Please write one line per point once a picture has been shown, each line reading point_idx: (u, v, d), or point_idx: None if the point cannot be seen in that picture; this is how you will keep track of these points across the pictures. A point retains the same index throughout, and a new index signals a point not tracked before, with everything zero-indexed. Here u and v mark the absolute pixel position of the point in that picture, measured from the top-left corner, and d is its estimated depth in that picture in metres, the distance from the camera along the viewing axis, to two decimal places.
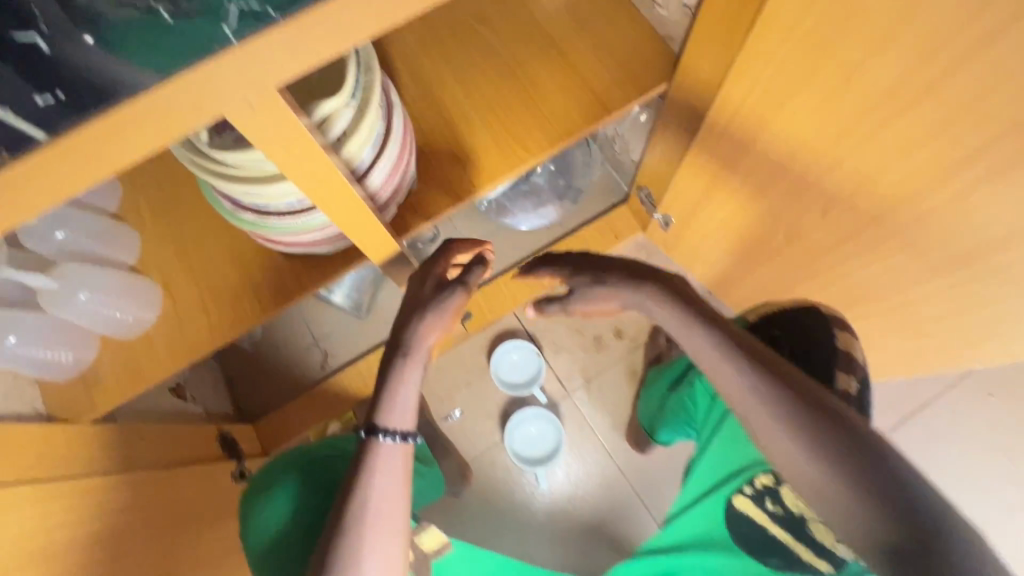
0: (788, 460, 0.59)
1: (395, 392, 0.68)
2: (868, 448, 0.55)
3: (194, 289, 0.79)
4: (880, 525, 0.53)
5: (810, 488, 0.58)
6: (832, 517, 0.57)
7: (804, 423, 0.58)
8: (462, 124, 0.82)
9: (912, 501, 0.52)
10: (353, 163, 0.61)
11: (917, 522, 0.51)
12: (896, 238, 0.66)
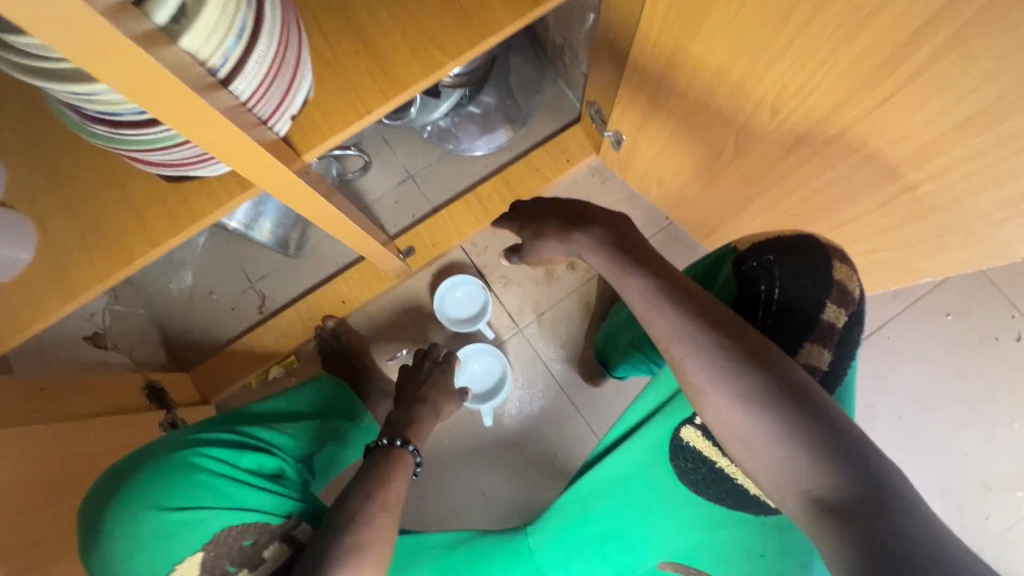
0: (713, 406, 0.52)
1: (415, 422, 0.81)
2: (799, 392, 0.49)
3: (72, 222, 0.69)
4: (807, 471, 0.46)
5: (734, 438, 0.51)
6: (755, 468, 0.50)
7: (734, 366, 0.52)
8: (367, 21, 0.70)
9: (846, 446, 0.46)
10: (209, 59, 0.50)
11: (850, 465, 0.45)
12: (847, 137, 0.59)
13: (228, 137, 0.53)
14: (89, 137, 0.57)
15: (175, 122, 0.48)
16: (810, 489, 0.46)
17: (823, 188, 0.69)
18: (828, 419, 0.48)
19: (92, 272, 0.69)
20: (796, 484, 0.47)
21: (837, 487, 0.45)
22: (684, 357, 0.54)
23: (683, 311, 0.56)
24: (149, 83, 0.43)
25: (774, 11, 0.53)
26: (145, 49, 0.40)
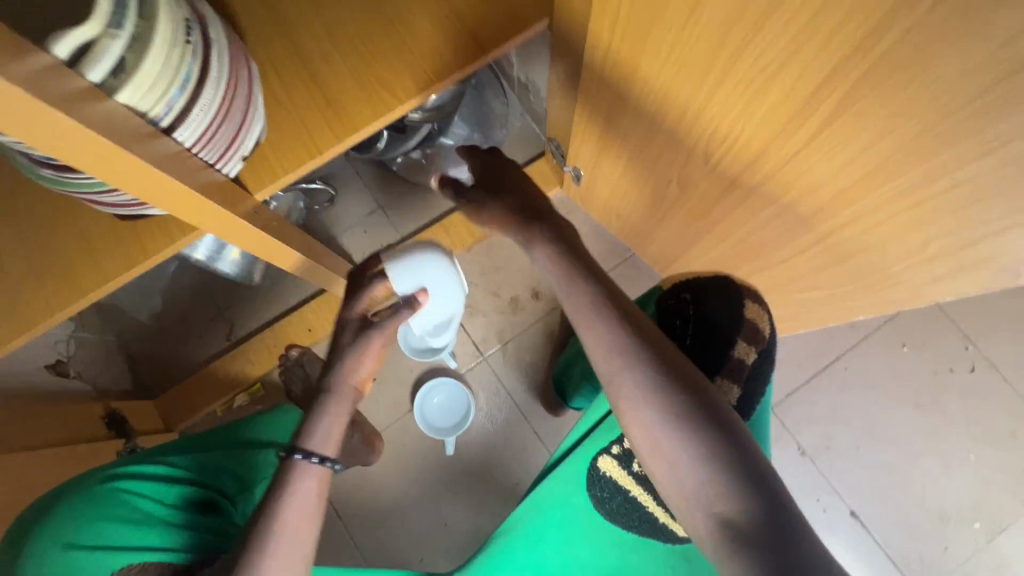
0: (643, 427, 0.50)
1: (317, 423, 0.73)
2: (724, 420, 0.49)
3: (28, 258, 0.70)
4: (726, 497, 0.47)
5: (658, 459, 0.50)
6: (676, 494, 0.49)
7: (666, 386, 0.50)
8: (322, 65, 0.73)
9: (763, 477, 0.47)
10: (156, 107, 0.53)
11: (766, 494, 0.46)
12: (769, 183, 0.61)
13: (162, 181, 0.53)
14: (40, 181, 0.59)
15: (102, 174, 0.48)
16: (726, 517, 0.46)
17: (759, 228, 0.71)
18: (748, 446, 0.48)
19: (44, 306, 0.70)
20: (713, 508, 0.47)
21: (750, 514, 0.46)
22: (620, 373, 0.52)
23: (617, 329, 0.54)
24: (76, 147, 0.44)
25: (693, 66, 0.56)
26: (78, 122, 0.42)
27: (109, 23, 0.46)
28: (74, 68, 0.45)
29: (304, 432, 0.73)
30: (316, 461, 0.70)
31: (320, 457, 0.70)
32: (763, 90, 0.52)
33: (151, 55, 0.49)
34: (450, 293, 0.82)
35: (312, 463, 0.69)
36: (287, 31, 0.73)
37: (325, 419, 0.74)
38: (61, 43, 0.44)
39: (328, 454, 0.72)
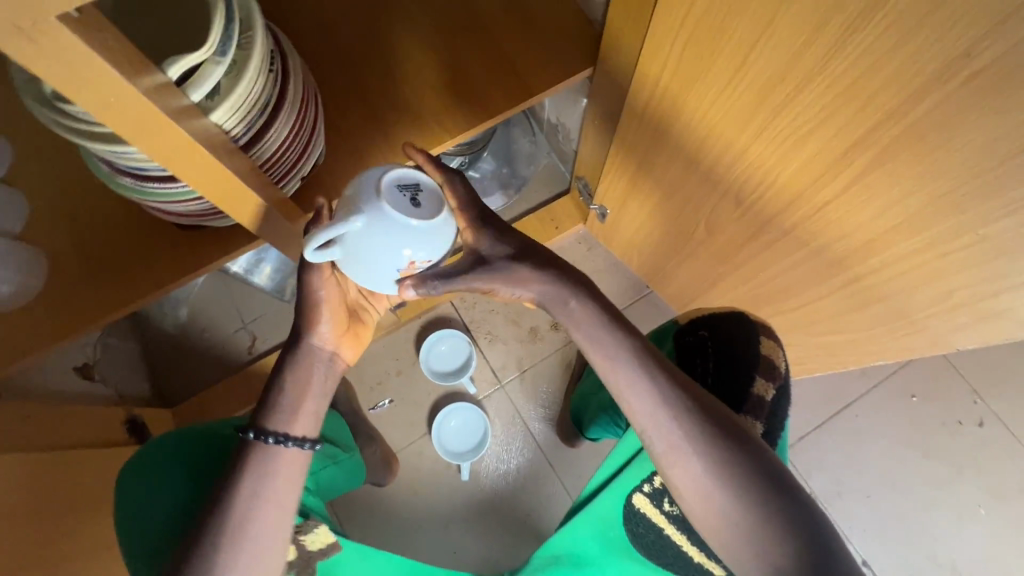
0: (691, 478, 0.57)
1: (277, 396, 0.62)
2: (764, 467, 0.55)
3: (85, 259, 0.74)
4: (772, 535, 0.54)
5: (707, 507, 0.56)
6: (723, 539, 0.56)
7: (709, 437, 0.56)
8: (380, 98, 0.78)
9: (799, 511, 0.54)
10: (236, 127, 0.58)
11: (804, 528, 0.54)
12: (800, 229, 0.65)
13: (235, 186, 0.56)
14: (117, 189, 0.63)
15: (188, 179, 0.52)
16: (771, 557, 0.53)
17: (785, 272, 0.75)
18: (785, 492, 0.55)
19: (96, 306, 0.73)
20: (761, 547, 0.54)
21: (793, 554, 0.53)
22: (665, 426, 0.58)
23: (658, 385, 0.59)
24: (175, 154, 0.48)
25: (732, 120, 0.61)
26: (184, 130, 0.46)
27: (216, 50, 0.50)
28: (179, 86, 0.49)
29: (267, 407, 0.62)
30: (273, 442, 0.60)
31: (277, 437, 0.60)
32: (797, 145, 0.56)
33: (246, 80, 0.54)
34: (409, 254, 0.53)
35: (284, 447, 0.60)
36: (350, 66, 0.79)
37: (289, 388, 0.62)
38: (173, 66, 0.48)
39: (289, 431, 0.61)
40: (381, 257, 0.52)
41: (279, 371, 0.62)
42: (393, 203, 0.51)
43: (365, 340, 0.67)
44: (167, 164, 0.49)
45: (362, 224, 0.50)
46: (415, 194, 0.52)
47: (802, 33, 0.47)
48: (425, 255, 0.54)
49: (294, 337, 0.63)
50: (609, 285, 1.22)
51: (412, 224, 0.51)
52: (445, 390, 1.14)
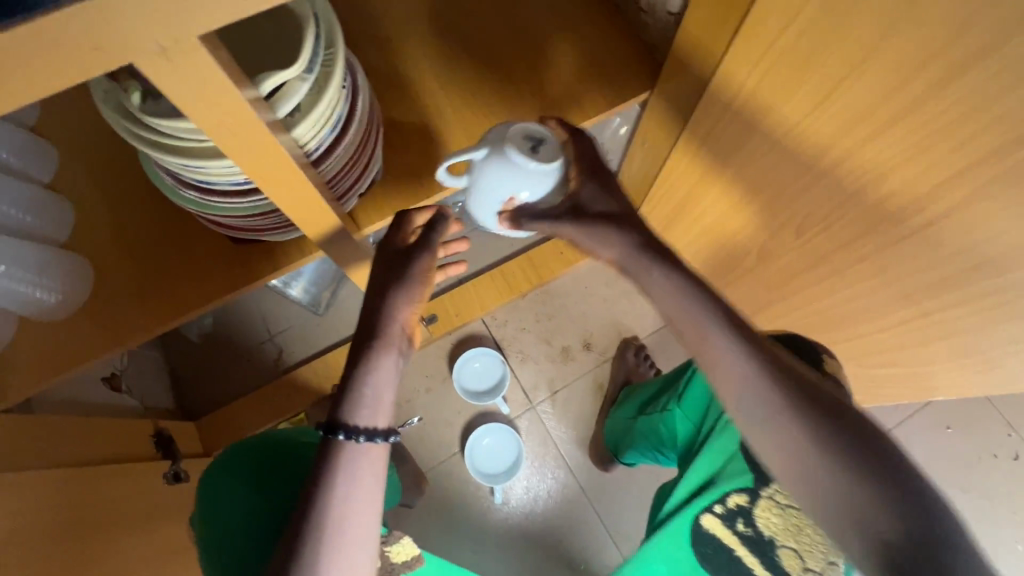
0: (773, 439, 0.50)
1: (361, 387, 0.55)
2: (859, 428, 0.48)
3: (132, 271, 0.72)
4: (879, 517, 0.45)
5: (796, 473, 0.49)
6: (814, 508, 0.49)
7: (790, 395, 0.50)
8: (435, 115, 0.77)
9: (915, 491, 0.45)
10: (309, 143, 0.56)
11: (923, 519, 0.44)
12: (870, 261, 0.65)
13: (319, 208, 0.54)
14: (176, 200, 0.62)
15: (276, 198, 0.49)
16: (876, 532, 0.45)
17: (847, 302, 0.74)
18: (889, 456, 0.47)
19: (142, 318, 0.71)
20: (864, 527, 0.46)
21: (904, 529, 0.44)
22: (742, 381, 0.51)
23: (735, 343, 0.52)
24: (273, 175, 0.45)
25: (808, 150, 0.60)
26: (291, 155, 0.43)
27: (304, 67, 0.49)
28: (266, 102, 0.48)
29: (345, 403, 0.54)
30: (364, 441, 0.53)
31: (368, 435, 0.54)
32: (882, 180, 0.56)
33: (326, 98, 0.53)
34: (510, 190, 0.58)
35: (367, 446, 0.53)
36: (404, 80, 0.78)
37: (372, 377, 0.55)
38: (266, 82, 0.46)
39: (377, 425, 0.55)
40: (489, 188, 0.59)
41: (361, 360, 0.55)
42: (514, 145, 0.57)
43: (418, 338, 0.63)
44: (260, 181, 0.46)
45: (482, 154, 0.59)
46: (539, 144, 0.58)
47: (907, 71, 0.46)
48: (524, 196, 0.59)
49: (382, 321, 0.57)
50: (642, 306, 1.21)
51: (521, 163, 0.56)
52: (476, 410, 1.13)
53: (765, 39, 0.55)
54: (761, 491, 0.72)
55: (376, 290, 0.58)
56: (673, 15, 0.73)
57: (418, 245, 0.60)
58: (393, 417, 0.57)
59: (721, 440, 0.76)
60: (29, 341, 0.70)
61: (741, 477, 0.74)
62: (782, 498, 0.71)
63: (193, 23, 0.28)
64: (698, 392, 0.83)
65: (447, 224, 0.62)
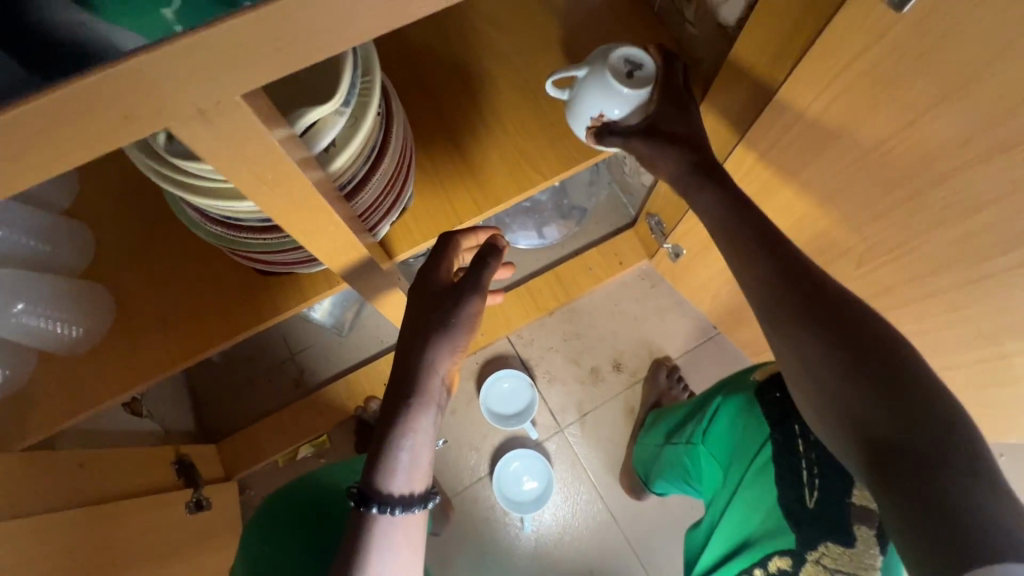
0: (788, 347, 0.51)
1: (398, 449, 0.52)
2: (875, 342, 0.47)
3: (153, 304, 0.69)
4: (884, 422, 0.44)
5: (803, 376, 0.51)
6: (819, 413, 0.50)
7: (804, 303, 0.50)
8: (468, 135, 0.73)
9: (921, 404, 0.43)
10: (340, 177, 0.52)
11: (931, 430, 0.42)
12: (943, 296, 0.60)
13: (353, 250, 0.50)
14: (203, 234, 0.58)
15: (308, 245, 0.45)
16: (870, 433, 0.45)
17: (912, 334, 0.69)
18: (903, 374, 0.45)
19: (165, 353, 0.68)
20: (860, 425, 0.46)
21: (896, 434, 0.43)
22: (758, 289, 0.53)
23: (757, 259, 0.54)
24: (303, 222, 0.41)
25: (878, 183, 0.55)
26: (326, 200, 0.39)
27: (342, 99, 0.46)
28: (301, 138, 0.45)
29: (379, 467, 0.52)
30: (400, 511, 0.51)
31: (403, 504, 0.52)
32: (968, 220, 0.51)
33: (362, 130, 0.49)
34: (601, 107, 0.62)
35: (392, 515, 0.51)
36: (434, 100, 0.73)
37: (408, 440, 0.52)
38: (303, 116, 0.43)
39: (413, 491, 0.52)
40: (582, 105, 0.63)
41: (399, 419, 0.52)
42: (613, 68, 0.60)
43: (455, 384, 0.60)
44: (290, 230, 0.42)
45: (584, 72, 0.62)
46: (636, 71, 0.61)
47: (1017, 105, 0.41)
48: (613, 115, 0.62)
49: (424, 374, 0.53)
50: (675, 324, 1.16)
51: (614, 83, 0.60)
52: (503, 433, 1.09)
53: (838, 64, 0.50)
54: (805, 554, 0.65)
55: (418, 337, 0.54)
56: (724, 28, 0.67)
57: (466, 287, 0.56)
58: (430, 479, 0.54)
59: (755, 492, 0.71)
60: (49, 377, 0.67)
61: (780, 536, 0.67)
62: (829, 563, 0.63)
63: (238, 84, 0.24)
64: (721, 430, 0.78)
65: (497, 262, 0.57)
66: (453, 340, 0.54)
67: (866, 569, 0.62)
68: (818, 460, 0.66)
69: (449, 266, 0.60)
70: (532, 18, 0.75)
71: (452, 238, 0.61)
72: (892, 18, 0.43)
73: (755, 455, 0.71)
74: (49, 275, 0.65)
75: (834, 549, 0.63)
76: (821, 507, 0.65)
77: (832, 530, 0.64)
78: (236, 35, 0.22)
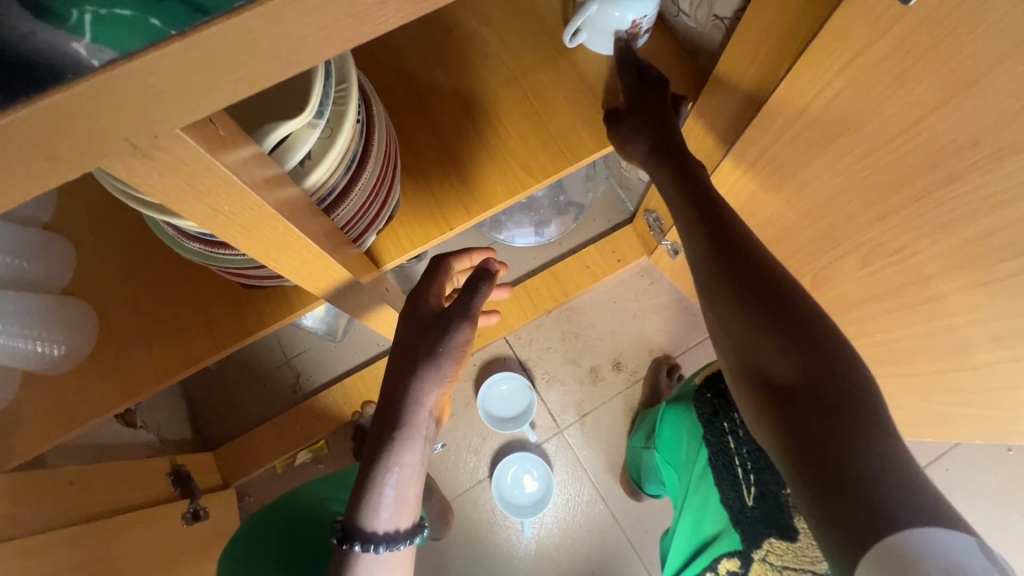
0: (710, 299, 0.50)
1: (383, 486, 0.50)
2: (781, 291, 0.46)
3: (137, 319, 0.67)
4: (784, 366, 0.43)
5: (714, 326, 0.50)
6: (730, 360, 0.48)
7: (729, 258, 0.49)
8: (455, 137, 0.70)
9: (823, 352, 0.42)
10: (319, 191, 0.50)
11: (829, 377, 0.41)
12: (947, 300, 0.58)
13: (329, 266, 0.48)
14: (183, 252, 0.56)
15: (275, 264, 0.43)
16: (775, 377, 0.43)
17: (919, 335, 0.67)
18: (808, 322, 0.44)
19: (149, 369, 0.66)
20: (759, 371, 0.45)
21: (799, 380, 0.42)
22: (697, 248, 0.52)
23: (699, 231, 0.52)
24: (260, 241, 0.38)
25: (880, 184, 0.53)
26: (288, 218, 0.37)
27: (315, 112, 0.43)
28: (272, 154, 0.43)
29: (364, 507, 0.50)
30: (385, 549, 0.50)
31: (388, 543, 0.50)
32: (975, 228, 0.48)
33: (338, 140, 0.47)
34: (615, 15, 0.62)
35: (375, 553, 0.50)
36: (420, 101, 0.71)
37: (394, 476, 0.51)
38: (274, 131, 0.41)
39: (399, 527, 0.51)
40: (612, 23, 0.63)
41: (384, 455, 0.51)
42: None
43: (445, 414, 0.58)
44: (253, 253, 0.40)
45: None
46: None
47: None
48: (644, 16, 0.62)
49: (410, 406, 0.52)
50: (675, 320, 1.14)
51: None
52: (502, 436, 1.08)
53: (839, 60, 0.47)
54: (753, 553, 0.64)
55: (406, 368, 0.53)
56: (721, 19, 0.64)
57: (456, 313, 0.54)
58: (417, 514, 0.53)
59: (701, 494, 0.71)
60: (34, 397, 0.66)
61: (728, 536, 0.67)
62: (775, 560, 0.61)
63: (177, 117, 0.23)
64: (669, 434, 0.79)
65: (490, 285, 0.55)
66: (440, 369, 0.52)
67: (812, 562, 0.58)
68: (750, 455, 0.64)
69: (438, 289, 0.58)
70: (521, 12, 0.72)
71: (444, 261, 0.60)
72: (893, 13, 0.40)
73: (696, 460, 0.71)
74: (24, 294, 0.63)
75: (779, 545, 0.61)
76: (759, 503, 0.63)
77: (771, 524, 0.61)
78: (163, 67, 0.20)
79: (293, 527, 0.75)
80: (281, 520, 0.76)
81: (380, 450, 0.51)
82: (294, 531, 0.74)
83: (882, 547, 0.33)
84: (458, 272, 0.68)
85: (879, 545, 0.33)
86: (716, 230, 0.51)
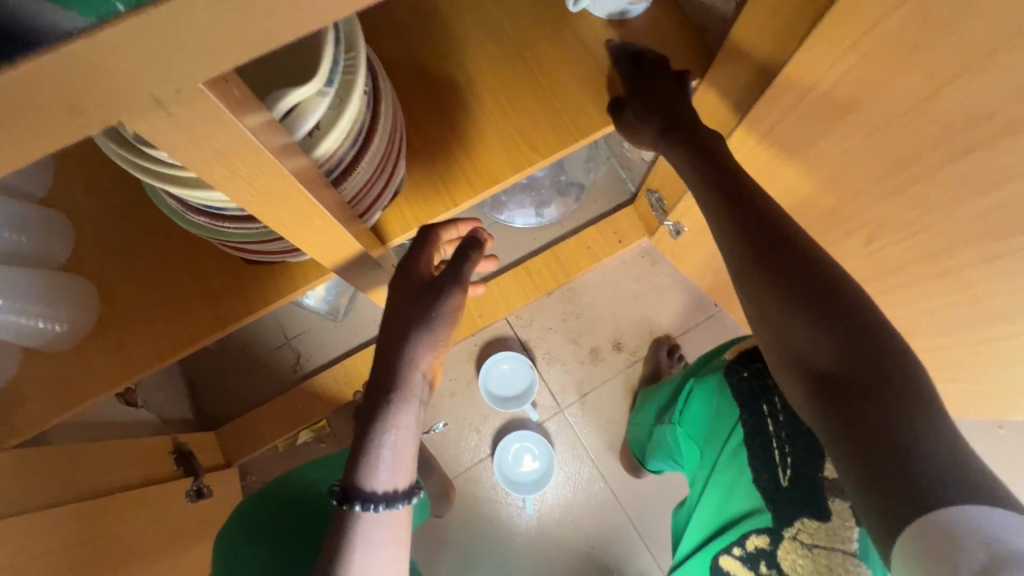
0: (747, 286, 0.49)
1: (380, 444, 0.51)
2: (823, 279, 0.45)
3: (139, 294, 0.66)
4: (833, 358, 0.42)
5: (751, 312, 0.49)
6: (772, 350, 0.47)
7: (767, 243, 0.48)
8: (460, 112, 0.69)
9: (872, 342, 0.42)
10: (327, 162, 0.49)
11: (879, 367, 0.40)
12: (950, 277, 0.59)
13: (338, 237, 0.47)
14: (186, 225, 0.55)
15: (286, 232, 0.43)
16: (823, 369, 0.43)
17: (921, 312, 0.68)
18: (853, 312, 0.43)
19: (152, 343, 0.66)
20: (805, 362, 0.44)
21: (851, 372, 0.41)
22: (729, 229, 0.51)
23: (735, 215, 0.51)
24: (273, 205, 0.38)
25: (889, 159, 0.53)
26: (303, 185, 0.37)
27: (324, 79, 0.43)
28: (282, 122, 0.43)
29: (362, 466, 0.51)
30: (384, 508, 0.50)
31: (387, 501, 0.50)
32: (981, 204, 0.48)
33: (347, 109, 0.46)
34: None
35: (373, 511, 0.50)
36: (424, 74, 0.69)
37: (392, 437, 0.51)
38: (284, 98, 0.40)
39: (397, 487, 0.51)
40: None
41: (380, 415, 0.51)
42: None
43: (438, 379, 0.58)
44: (263, 218, 0.40)
45: None
46: None
47: None
48: None
49: (404, 370, 0.52)
50: (676, 301, 1.14)
51: None
52: (505, 415, 1.09)
53: (853, 32, 0.47)
54: (783, 531, 0.64)
55: (398, 333, 0.53)
56: None
57: (446, 279, 0.54)
58: (414, 474, 0.53)
59: (728, 473, 0.72)
60: (35, 373, 0.65)
61: (756, 514, 0.67)
62: (806, 538, 0.62)
63: (197, 71, 0.22)
64: (696, 410, 0.79)
65: (479, 253, 0.56)
66: (433, 332, 0.53)
67: (845, 541, 0.60)
68: (788, 440, 0.66)
69: (428, 259, 0.58)
70: None
71: (430, 233, 0.60)
72: None
73: (727, 438, 0.72)
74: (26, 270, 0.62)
75: (811, 524, 0.62)
76: (795, 483, 0.64)
77: (808, 505, 0.63)
78: (186, 17, 0.20)
79: (299, 503, 0.75)
80: (284, 497, 0.77)
81: (378, 415, 0.51)
82: (296, 508, 0.75)
83: (922, 522, 0.34)
84: (448, 244, 0.67)
85: (919, 520, 0.34)
86: (743, 213, 0.51)
